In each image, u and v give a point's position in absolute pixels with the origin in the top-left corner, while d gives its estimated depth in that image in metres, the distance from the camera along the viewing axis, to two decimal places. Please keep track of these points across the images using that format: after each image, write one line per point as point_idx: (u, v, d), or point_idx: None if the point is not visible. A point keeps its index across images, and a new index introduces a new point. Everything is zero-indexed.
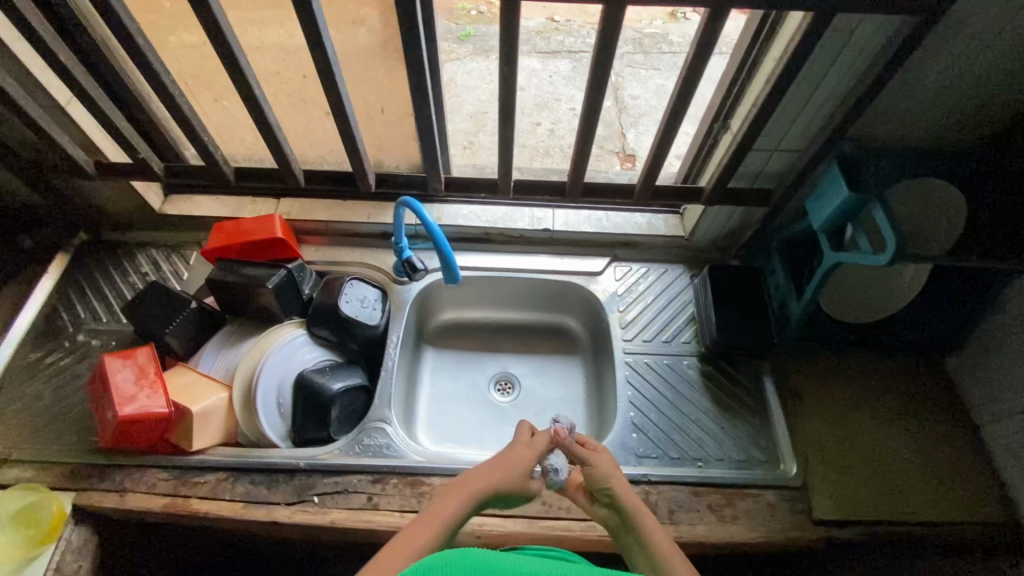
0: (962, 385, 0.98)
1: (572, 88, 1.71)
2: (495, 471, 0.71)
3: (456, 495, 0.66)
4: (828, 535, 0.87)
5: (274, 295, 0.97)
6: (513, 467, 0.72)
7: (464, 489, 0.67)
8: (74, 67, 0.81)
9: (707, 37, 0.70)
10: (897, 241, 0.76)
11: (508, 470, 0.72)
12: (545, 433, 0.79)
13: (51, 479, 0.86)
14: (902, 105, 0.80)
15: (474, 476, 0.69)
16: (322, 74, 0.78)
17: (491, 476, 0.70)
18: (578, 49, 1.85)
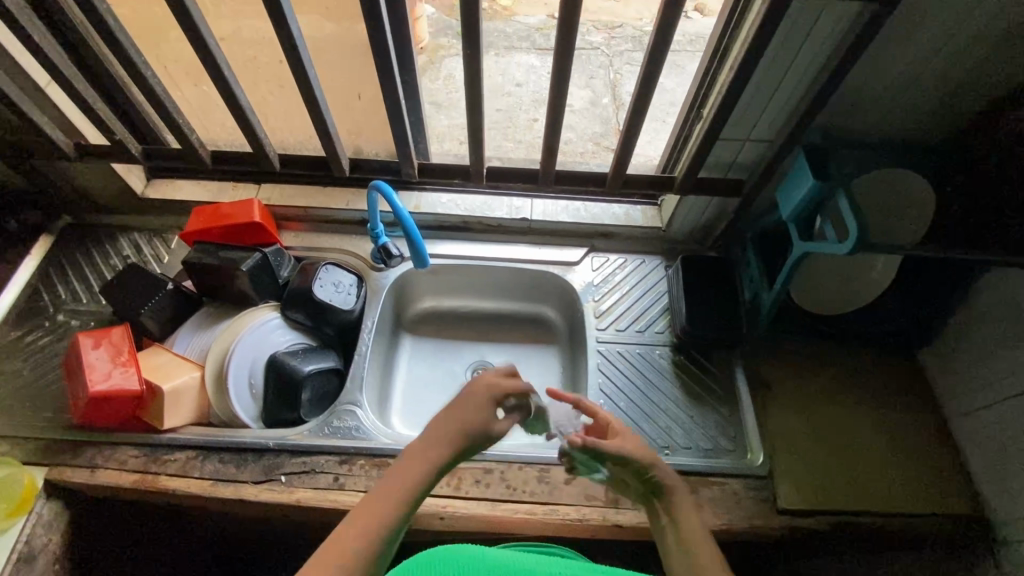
0: (935, 378, 0.98)
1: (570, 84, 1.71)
2: (451, 431, 0.64)
3: (407, 473, 0.61)
4: (792, 523, 0.87)
5: (248, 277, 0.98)
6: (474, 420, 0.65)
7: (417, 466, 0.62)
8: (49, 48, 0.82)
9: (667, 23, 0.71)
10: (859, 230, 0.76)
11: (465, 425, 0.64)
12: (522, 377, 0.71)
13: (24, 454, 0.88)
14: (867, 94, 0.80)
15: (428, 444, 0.63)
16: (288, 58, 0.78)
17: (447, 440, 0.64)
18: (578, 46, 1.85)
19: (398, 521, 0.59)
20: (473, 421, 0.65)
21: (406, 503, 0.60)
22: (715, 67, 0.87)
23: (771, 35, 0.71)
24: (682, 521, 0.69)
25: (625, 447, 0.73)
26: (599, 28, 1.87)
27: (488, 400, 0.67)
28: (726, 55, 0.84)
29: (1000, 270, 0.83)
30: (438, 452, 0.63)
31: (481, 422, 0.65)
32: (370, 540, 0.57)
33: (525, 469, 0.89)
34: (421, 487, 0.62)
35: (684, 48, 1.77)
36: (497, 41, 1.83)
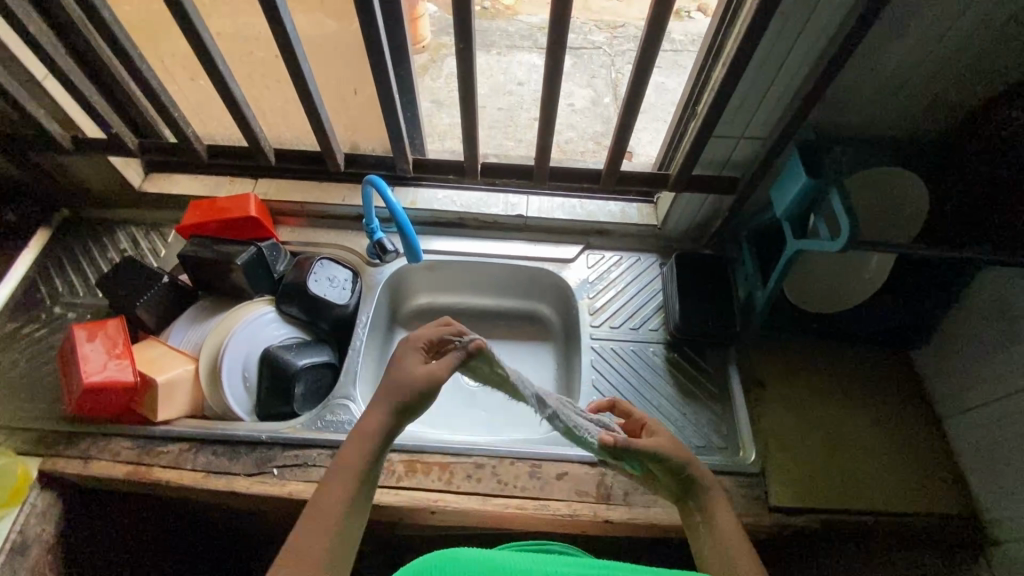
0: (930, 378, 0.97)
1: (571, 83, 1.71)
2: (385, 400, 0.67)
3: (353, 451, 0.64)
4: (784, 522, 0.87)
5: (243, 271, 0.99)
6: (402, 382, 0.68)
7: (362, 443, 0.65)
8: (45, 41, 0.83)
9: (658, 19, 0.71)
10: (851, 227, 0.76)
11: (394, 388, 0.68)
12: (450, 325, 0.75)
13: (19, 444, 0.89)
14: (861, 91, 0.80)
15: (368, 418, 0.66)
16: (281, 51, 0.78)
17: (382, 409, 0.67)
18: (580, 45, 1.85)
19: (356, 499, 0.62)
20: (400, 380, 0.68)
21: (359, 480, 0.63)
22: (709, 64, 0.87)
23: (762, 31, 0.71)
24: (717, 518, 0.70)
25: (663, 446, 0.72)
26: (600, 28, 1.87)
27: (416, 354, 0.71)
28: (720, 52, 0.84)
29: (995, 269, 0.83)
30: (377, 423, 0.66)
31: (411, 376, 0.68)
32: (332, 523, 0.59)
33: (516, 464, 0.89)
34: (370, 462, 0.64)
35: (686, 48, 1.77)
36: (499, 40, 1.83)
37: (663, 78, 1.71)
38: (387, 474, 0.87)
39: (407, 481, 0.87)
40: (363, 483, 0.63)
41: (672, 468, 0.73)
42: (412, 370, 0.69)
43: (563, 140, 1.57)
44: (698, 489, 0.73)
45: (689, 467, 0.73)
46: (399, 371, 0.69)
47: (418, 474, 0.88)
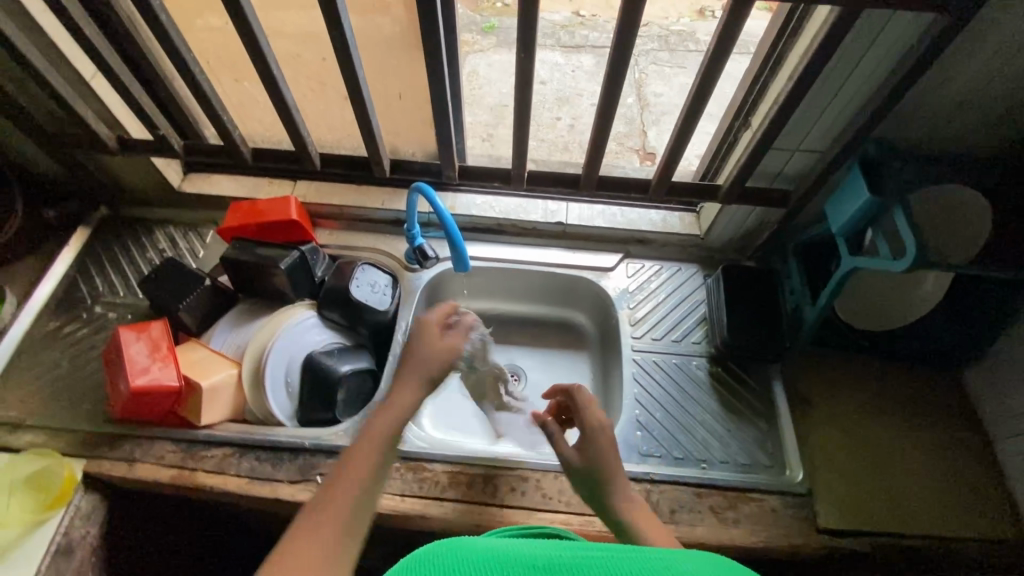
0: (979, 397, 0.95)
1: (594, 83, 1.66)
2: (411, 378, 0.70)
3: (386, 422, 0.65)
4: (832, 544, 0.85)
5: (286, 275, 0.98)
6: (425, 365, 0.71)
7: (390, 412, 0.66)
8: (99, 42, 0.81)
9: (730, 30, 0.69)
10: (919, 247, 0.74)
11: (415, 376, 0.70)
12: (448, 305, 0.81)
13: (64, 446, 0.89)
14: (931, 106, 0.77)
15: (401, 391, 0.68)
16: (339, 57, 0.78)
17: (415, 387, 0.69)
18: (603, 44, 1.77)
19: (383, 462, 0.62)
20: (427, 362, 0.72)
21: (387, 447, 0.63)
22: (766, 75, 0.85)
23: (839, 42, 0.68)
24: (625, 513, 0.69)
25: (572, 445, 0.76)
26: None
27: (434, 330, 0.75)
28: (782, 61, 0.82)
29: None
30: (409, 396, 0.68)
31: (432, 357, 0.72)
32: (356, 484, 0.59)
33: (560, 478, 0.88)
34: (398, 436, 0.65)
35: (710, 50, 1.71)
36: None
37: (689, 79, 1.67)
38: (431, 483, 0.87)
39: (452, 492, 0.87)
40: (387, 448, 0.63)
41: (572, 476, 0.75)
42: (435, 358, 0.72)
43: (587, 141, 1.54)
44: (613, 492, 0.71)
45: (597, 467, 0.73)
46: (423, 359, 0.72)
47: (462, 485, 0.87)
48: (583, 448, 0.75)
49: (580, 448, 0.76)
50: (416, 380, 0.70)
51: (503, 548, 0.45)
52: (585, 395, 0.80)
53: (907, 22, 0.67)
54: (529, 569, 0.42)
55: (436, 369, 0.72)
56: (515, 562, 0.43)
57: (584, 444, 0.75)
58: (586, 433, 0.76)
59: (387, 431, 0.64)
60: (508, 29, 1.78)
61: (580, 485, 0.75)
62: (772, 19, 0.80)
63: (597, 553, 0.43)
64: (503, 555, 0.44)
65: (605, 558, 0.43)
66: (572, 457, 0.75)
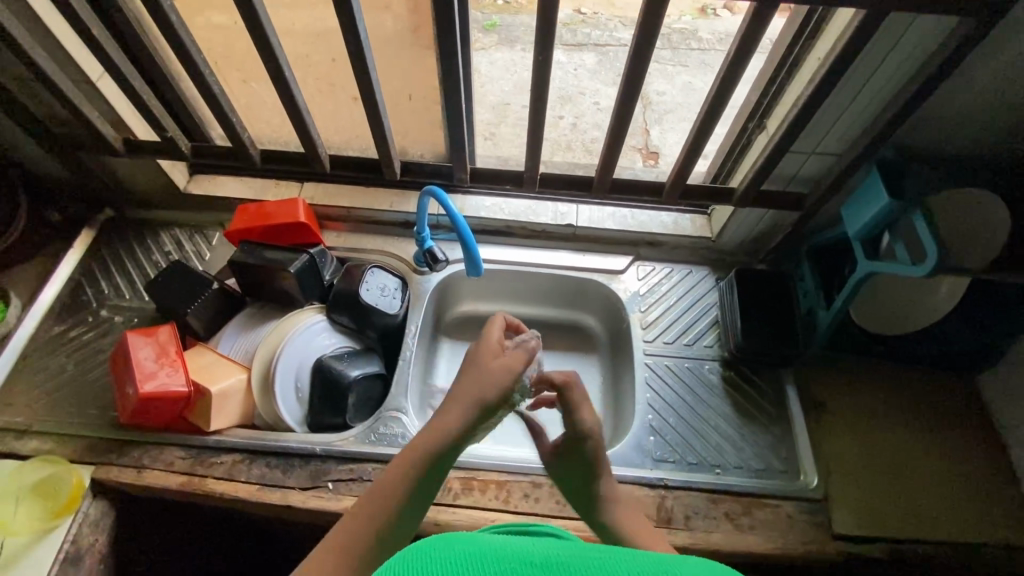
0: (993, 402, 0.95)
1: (597, 82, 1.63)
2: (461, 399, 0.60)
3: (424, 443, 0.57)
4: (848, 550, 0.85)
5: (295, 278, 0.97)
6: (478, 385, 0.61)
7: (428, 437, 0.58)
8: (107, 42, 0.80)
9: (752, 32, 0.68)
10: (939, 252, 0.73)
11: (465, 397, 0.60)
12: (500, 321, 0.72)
13: (71, 452, 0.88)
14: (951, 110, 0.77)
15: (447, 413, 0.59)
16: (353, 58, 0.76)
17: (464, 413, 0.59)
18: (604, 43, 1.73)
19: (417, 492, 0.56)
20: (480, 383, 0.61)
21: (420, 475, 0.56)
22: (782, 77, 0.84)
23: (863, 45, 0.67)
24: (609, 525, 0.68)
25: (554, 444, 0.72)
26: (626, 23, 1.76)
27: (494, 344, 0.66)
28: (800, 62, 0.81)
29: None
30: (454, 422, 0.59)
31: (488, 377, 0.61)
32: (380, 509, 0.54)
33: None
34: (438, 464, 0.58)
35: (713, 48, 1.69)
36: (523, 34, 1.73)
37: (691, 77, 1.64)
38: (443, 490, 0.86)
39: (464, 499, 0.86)
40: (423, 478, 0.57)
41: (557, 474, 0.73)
42: (490, 378, 0.61)
43: (590, 140, 1.52)
44: (597, 500, 0.70)
45: (584, 470, 0.70)
46: (478, 379, 0.61)
47: (475, 491, 0.86)
48: (569, 450, 0.71)
49: (564, 450, 0.71)
50: (466, 403, 0.60)
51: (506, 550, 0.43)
52: (575, 389, 0.71)
53: (931, 25, 0.66)
54: (527, 565, 0.40)
55: (493, 391, 0.61)
56: (509, 557, 0.41)
57: (568, 446, 0.71)
58: (567, 437, 0.71)
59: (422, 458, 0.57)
60: (509, 27, 1.76)
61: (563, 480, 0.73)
62: (791, 20, 0.79)
63: (592, 553, 0.42)
64: (497, 552, 0.42)
65: (603, 557, 0.41)
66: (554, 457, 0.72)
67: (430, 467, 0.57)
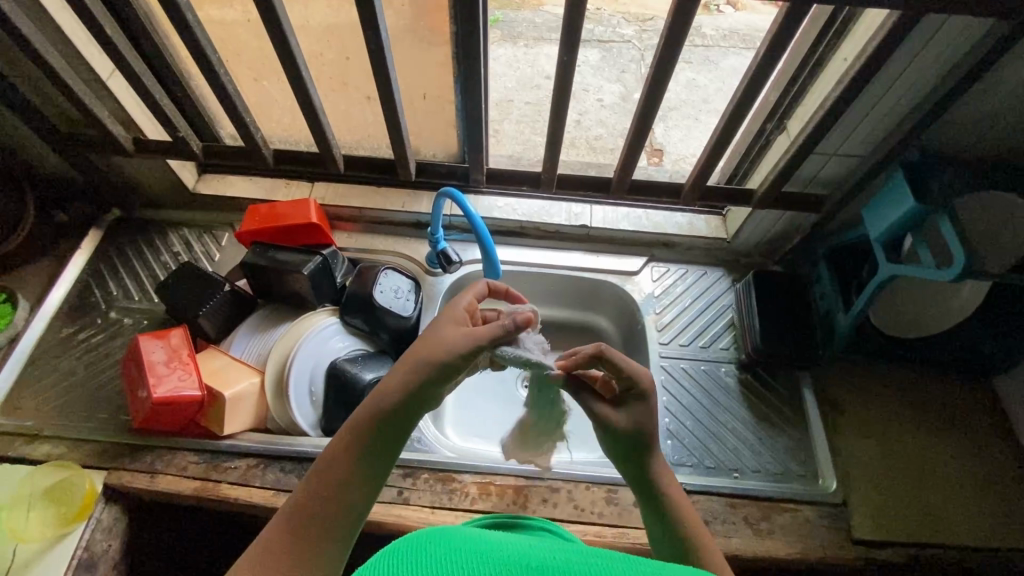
0: (1010, 404, 0.94)
1: (602, 79, 1.61)
2: (407, 364, 0.59)
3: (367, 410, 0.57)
4: (868, 555, 0.84)
5: (309, 280, 0.95)
6: (429, 349, 0.59)
7: (371, 409, 0.57)
8: (119, 39, 0.78)
9: (783, 32, 0.66)
10: (966, 256, 0.72)
11: (414, 360, 0.58)
12: (480, 286, 0.69)
13: (83, 457, 0.86)
14: (981, 113, 0.76)
15: (391, 377, 0.58)
16: (372, 58, 0.75)
17: (406, 377, 0.58)
18: (608, 38, 1.72)
19: (362, 466, 0.55)
20: (434, 349, 0.59)
21: (366, 444, 0.56)
22: (805, 77, 0.83)
23: (894, 47, 0.66)
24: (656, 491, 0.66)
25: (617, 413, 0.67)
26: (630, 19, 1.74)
27: (459, 315, 0.64)
28: (825, 63, 0.80)
29: None
30: (394, 389, 0.57)
31: (442, 345, 0.59)
32: (329, 481, 0.54)
33: (592, 489, 0.87)
34: (384, 439, 0.57)
35: (719, 44, 1.68)
36: (526, 31, 1.70)
37: (695, 74, 1.62)
38: (461, 495, 0.85)
39: (481, 504, 0.85)
40: (370, 451, 0.56)
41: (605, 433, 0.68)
42: (445, 344, 0.59)
43: (596, 137, 1.51)
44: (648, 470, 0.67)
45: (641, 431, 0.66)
46: (433, 343, 0.59)
47: (492, 496, 0.85)
48: (630, 406, 0.67)
49: (626, 407, 0.67)
50: (416, 367, 0.58)
51: (496, 544, 0.43)
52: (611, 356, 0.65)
53: (970, 26, 0.64)
54: (522, 568, 0.40)
55: (444, 355, 0.58)
56: (506, 559, 0.41)
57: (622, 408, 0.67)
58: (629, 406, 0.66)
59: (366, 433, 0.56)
60: (512, 23, 1.74)
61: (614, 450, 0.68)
62: (816, 19, 0.77)
63: (590, 560, 0.41)
64: (494, 548, 0.42)
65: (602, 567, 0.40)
66: (615, 416, 0.67)
67: (375, 440, 0.56)
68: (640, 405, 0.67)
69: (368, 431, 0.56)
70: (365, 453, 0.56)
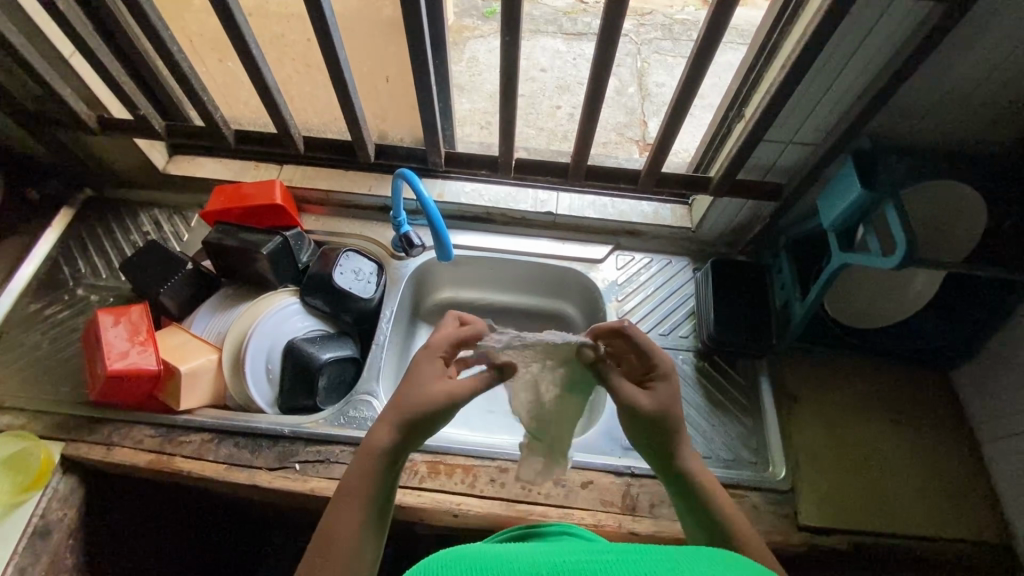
0: (968, 400, 0.94)
1: None
2: (386, 418, 0.62)
3: (360, 472, 0.60)
4: (812, 541, 0.85)
5: (268, 260, 0.97)
6: (408, 405, 0.62)
7: (361, 468, 0.60)
8: (72, 16, 0.79)
9: (720, 16, 0.67)
10: (909, 244, 0.72)
11: (393, 417, 0.62)
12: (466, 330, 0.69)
13: (43, 428, 0.88)
14: (926, 100, 0.75)
15: (374, 435, 0.62)
16: (318, 38, 0.76)
17: (390, 428, 0.61)
18: None
19: (368, 521, 0.59)
20: (414, 398, 0.63)
21: (368, 507, 0.59)
22: (760, 65, 0.83)
23: (830, 33, 0.67)
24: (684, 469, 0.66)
25: (643, 403, 0.65)
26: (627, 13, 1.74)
27: (436, 363, 0.66)
28: (777, 49, 0.80)
29: None
30: (381, 441, 0.61)
31: (423, 395, 0.63)
32: (339, 550, 0.56)
33: None
34: (383, 485, 0.60)
35: None
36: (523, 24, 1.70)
37: None
38: (409, 474, 0.86)
39: (430, 483, 0.86)
40: (370, 504, 0.59)
41: (624, 412, 0.67)
42: (427, 388, 0.63)
43: None
44: (672, 448, 0.67)
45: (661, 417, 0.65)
46: (410, 389, 0.64)
47: (441, 476, 0.86)
48: (654, 390, 0.67)
49: (651, 390, 0.67)
50: (397, 423, 0.62)
51: (506, 554, 0.42)
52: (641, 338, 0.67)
53: (903, 12, 0.65)
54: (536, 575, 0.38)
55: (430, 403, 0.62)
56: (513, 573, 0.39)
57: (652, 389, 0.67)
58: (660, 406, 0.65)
59: (364, 488, 0.60)
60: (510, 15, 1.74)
61: (640, 428, 0.67)
62: (769, 7, 0.78)
63: (605, 556, 0.40)
64: (503, 561, 0.41)
65: (616, 563, 0.39)
66: (641, 398, 0.66)
67: (374, 496, 0.60)
68: (664, 387, 0.67)
69: (365, 489, 0.60)
70: (364, 511, 0.59)
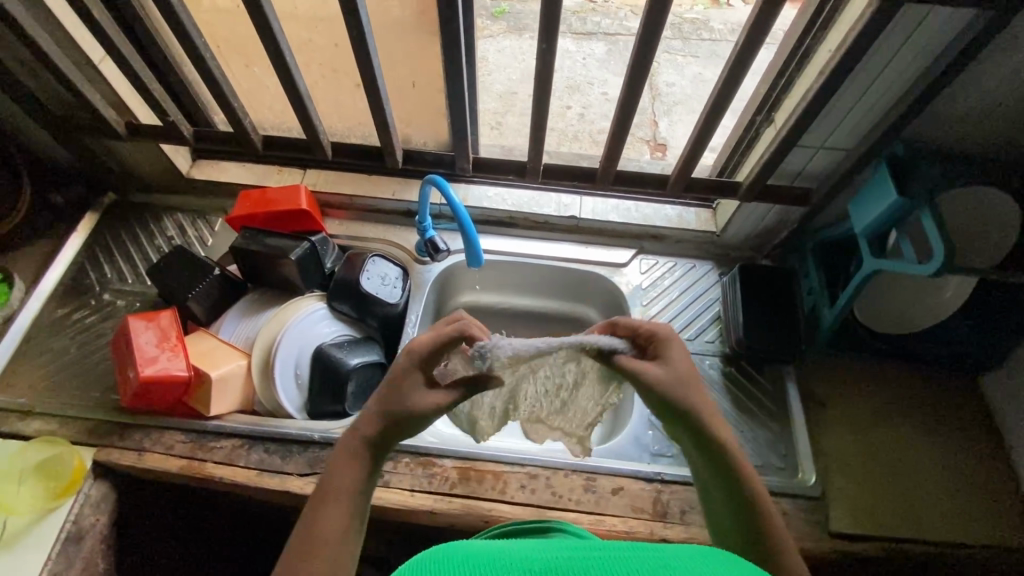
0: (998, 405, 0.93)
1: (607, 72, 1.60)
2: (371, 414, 0.62)
3: (346, 469, 0.58)
4: (846, 548, 0.84)
5: (296, 265, 0.97)
6: (395, 404, 0.61)
7: (347, 464, 0.59)
8: (107, 23, 0.79)
9: (762, 22, 0.67)
10: (947, 251, 0.72)
11: (378, 414, 0.61)
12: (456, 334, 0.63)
13: (74, 434, 0.89)
14: (964, 106, 0.75)
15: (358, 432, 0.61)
16: (354, 43, 0.76)
17: (371, 424, 0.61)
18: (615, 31, 1.71)
19: (353, 520, 0.56)
20: (399, 399, 0.61)
21: (353, 507, 0.57)
22: (793, 69, 0.83)
23: (872, 40, 0.66)
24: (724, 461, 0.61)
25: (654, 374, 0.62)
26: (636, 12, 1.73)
27: (417, 374, 0.62)
28: (811, 53, 0.80)
29: None
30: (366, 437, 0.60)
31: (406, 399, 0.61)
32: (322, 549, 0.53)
33: (571, 477, 0.87)
34: (364, 483, 0.59)
35: (725, 38, 1.66)
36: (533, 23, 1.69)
37: (702, 67, 1.61)
38: (441, 479, 0.87)
39: (461, 489, 0.86)
40: (356, 502, 0.57)
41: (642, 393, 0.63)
42: (407, 396, 0.61)
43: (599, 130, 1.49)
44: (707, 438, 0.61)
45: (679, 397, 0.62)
46: (390, 392, 0.62)
47: (471, 481, 0.87)
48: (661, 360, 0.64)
49: (661, 360, 0.64)
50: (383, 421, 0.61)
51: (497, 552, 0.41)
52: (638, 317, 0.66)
53: (948, 18, 0.64)
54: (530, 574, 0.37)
55: (409, 404, 0.61)
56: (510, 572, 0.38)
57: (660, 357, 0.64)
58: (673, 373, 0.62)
59: (348, 485, 0.58)
60: (519, 15, 1.73)
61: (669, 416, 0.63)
62: (803, 11, 0.77)
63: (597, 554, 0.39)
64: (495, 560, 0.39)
65: (612, 558, 0.38)
66: (649, 370, 0.63)
67: (360, 494, 0.58)
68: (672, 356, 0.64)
69: (351, 486, 0.58)
70: (349, 510, 0.56)
